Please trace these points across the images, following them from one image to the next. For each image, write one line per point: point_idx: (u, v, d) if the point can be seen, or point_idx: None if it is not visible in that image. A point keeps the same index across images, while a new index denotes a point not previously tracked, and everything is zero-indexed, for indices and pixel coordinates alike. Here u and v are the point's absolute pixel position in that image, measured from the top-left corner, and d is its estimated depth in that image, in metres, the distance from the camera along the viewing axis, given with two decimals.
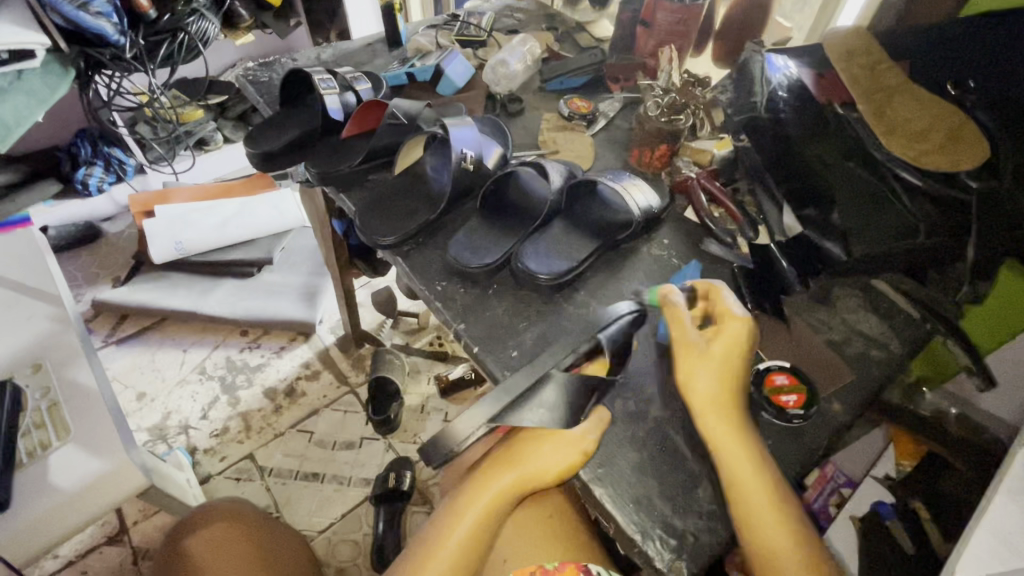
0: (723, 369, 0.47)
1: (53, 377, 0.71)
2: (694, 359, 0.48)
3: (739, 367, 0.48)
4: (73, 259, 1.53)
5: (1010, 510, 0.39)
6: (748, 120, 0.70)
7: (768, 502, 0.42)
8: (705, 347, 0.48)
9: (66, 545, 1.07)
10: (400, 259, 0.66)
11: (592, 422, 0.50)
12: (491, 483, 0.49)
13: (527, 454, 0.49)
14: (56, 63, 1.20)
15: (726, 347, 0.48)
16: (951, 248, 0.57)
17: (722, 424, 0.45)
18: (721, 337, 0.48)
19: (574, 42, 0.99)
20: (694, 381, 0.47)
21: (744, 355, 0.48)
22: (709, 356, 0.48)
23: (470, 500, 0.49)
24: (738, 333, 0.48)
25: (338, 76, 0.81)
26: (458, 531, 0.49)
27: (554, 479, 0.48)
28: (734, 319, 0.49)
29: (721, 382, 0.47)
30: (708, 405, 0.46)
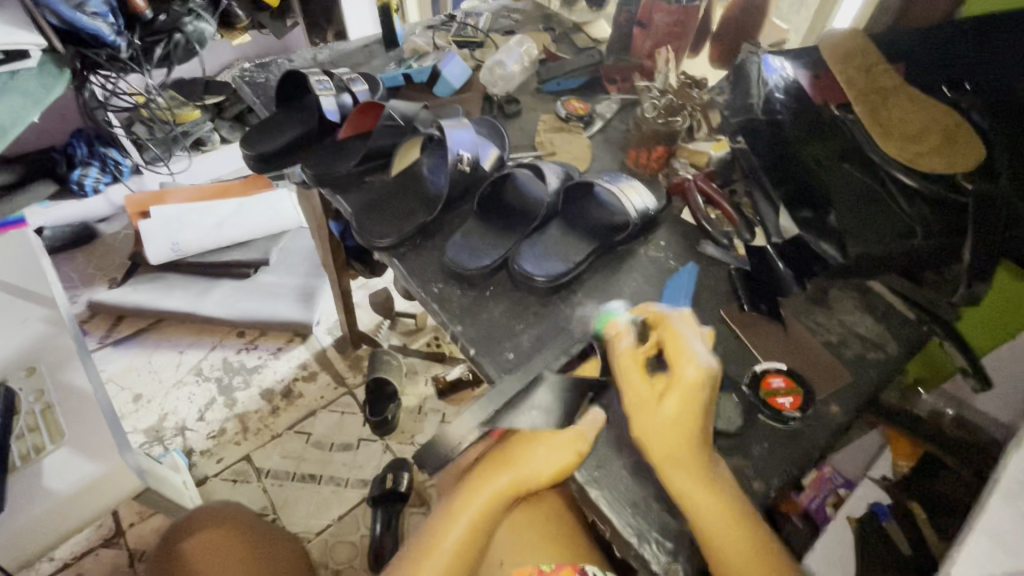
0: (679, 423, 0.43)
1: (48, 380, 0.70)
2: (646, 415, 0.44)
3: (697, 418, 0.43)
4: (69, 260, 1.53)
5: (1007, 513, 0.39)
6: (745, 122, 0.70)
7: (738, 552, 0.41)
8: (656, 400, 0.44)
9: (62, 548, 1.06)
10: (397, 261, 0.66)
11: (587, 422, 0.49)
12: (486, 485, 0.49)
13: (523, 456, 0.48)
14: (51, 63, 1.13)
15: (680, 402, 0.43)
16: (948, 248, 0.57)
17: (686, 479, 0.42)
18: (673, 387, 0.43)
19: (571, 42, 0.99)
20: (649, 438, 0.43)
21: (703, 403, 0.43)
22: (662, 410, 0.43)
23: (465, 501, 0.49)
24: (693, 379, 0.43)
25: (335, 78, 0.81)
26: (452, 533, 0.49)
27: (549, 480, 0.47)
28: (687, 364, 0.44)
29: (678, 438, 0.43)
30: (666, 460, 0.43)
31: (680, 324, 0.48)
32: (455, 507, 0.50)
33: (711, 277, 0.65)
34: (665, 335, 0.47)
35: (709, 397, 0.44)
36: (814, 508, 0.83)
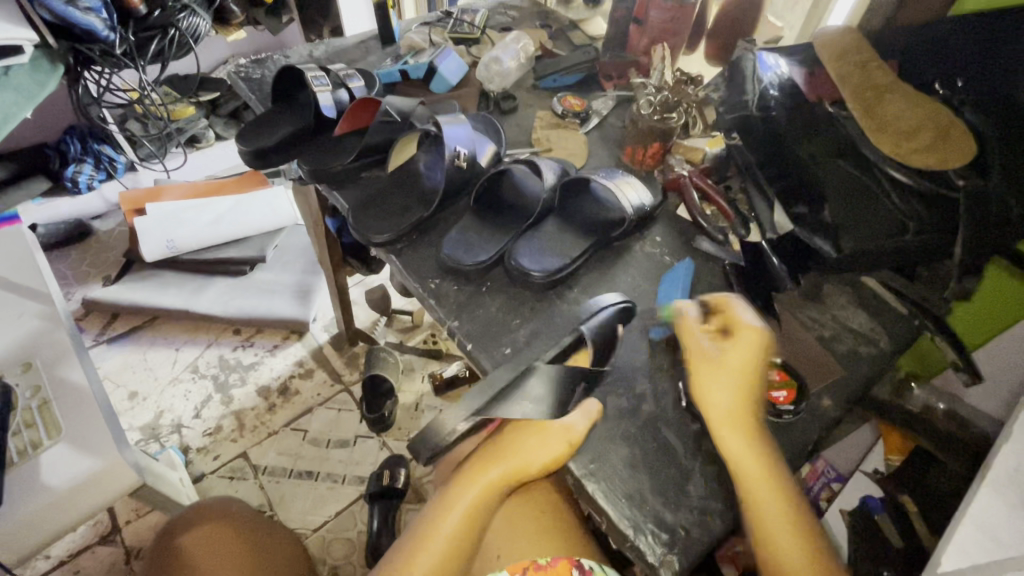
0: (738, 380, 0.48)
1: (44, 376, 0.70)
2: (709, 371, 0.49)
3: (755, 378, 0.48)
4: (63, 257, 1.52)
5: (995, 504, 0.40)
6: (739, 118, 0.71)
7: (783, 505, 0.44)
8: (719, 358, 0.49)
9: (58, 545, 1.06)
10: (394, 257, 0.66)
11: (580, 415, 0.51)
12: (482, 475, 0.51)
13: (515, 446, 0.51)
14: (45, 59, 1.13)
15: (740, 359, 0.48)
16: (940, 244, 0.57)
17: (737, 435, 0.46)
18: (734, 349, 0.49)
19: (567, 39, 0.99)
20: (709, 392, 0.48)
21: (759, 365, 0.49)
22: (724, 368, 0.48)
23: (460, 491, 0.51)
24: (750, 342, 0.49)
25: (331, 73, 0.80)
26: (447, 524, 0.50)
27: (541, 471, 0.50)
28: (746, 329, 0.50)
29: (735, 395, 0.47)
30: (723, 418, 0.47)
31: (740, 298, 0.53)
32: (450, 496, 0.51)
33: (705, 273, 0.65)
34: (725, 306, 0.52)
35: (764, 363, 0.49)
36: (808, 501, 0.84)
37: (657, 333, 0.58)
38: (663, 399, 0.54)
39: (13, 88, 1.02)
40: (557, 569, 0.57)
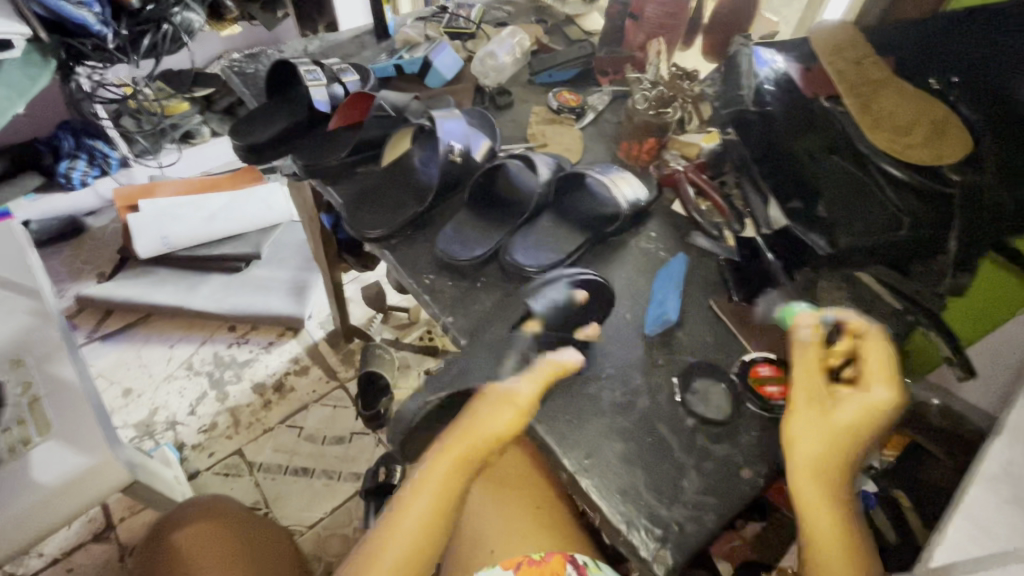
0: (846, 434, 0.43)
1: (34, 372, 0.70)
2: (812, 412, 0.44)
3: (863, 437, 0.43)
4: (56, 254, 1.51)
5: (988, 497, 0.40)
6: (735, 114, 0.70)
7: (837, 556, 0.41)
8: (832, 404, 0.44)
9: (51, 543, 1.05)
10: (388, 252, 0.65)
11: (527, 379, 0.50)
12: (443, 456, 0.49)
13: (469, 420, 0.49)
14: (37, 54, 1.15)
15: (857, 413, 0.43)
16: (934, 240, 0.57)
17: (820, 483, 0.42)
18: (855, 401, 0.44)
19: (563, 35, 0.99)
20: (802, 431, 0.44)
21: (875, 426, 0.44)
22: (834, 417, 0.43)
23: (424, 474, 0.49)
24: (878, 401, 0.43)
25: (325, 68, 0.80)
26: (414, 508, 0.48)
27: (494, 440, 0.49)
28: (878, 385, 0.44)
29: (835, 447, 0.43)
30: (816, 462, 0.42)
31: (879, 344, 0.47)
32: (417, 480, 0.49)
33: (700, 267, 0.65)
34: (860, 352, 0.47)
35: (882, 426, 0.44)
36: None
37: (653, 328, 0.58)
38: (658, 394, 0.54)
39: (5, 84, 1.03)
40: (551, 565, 0.57)
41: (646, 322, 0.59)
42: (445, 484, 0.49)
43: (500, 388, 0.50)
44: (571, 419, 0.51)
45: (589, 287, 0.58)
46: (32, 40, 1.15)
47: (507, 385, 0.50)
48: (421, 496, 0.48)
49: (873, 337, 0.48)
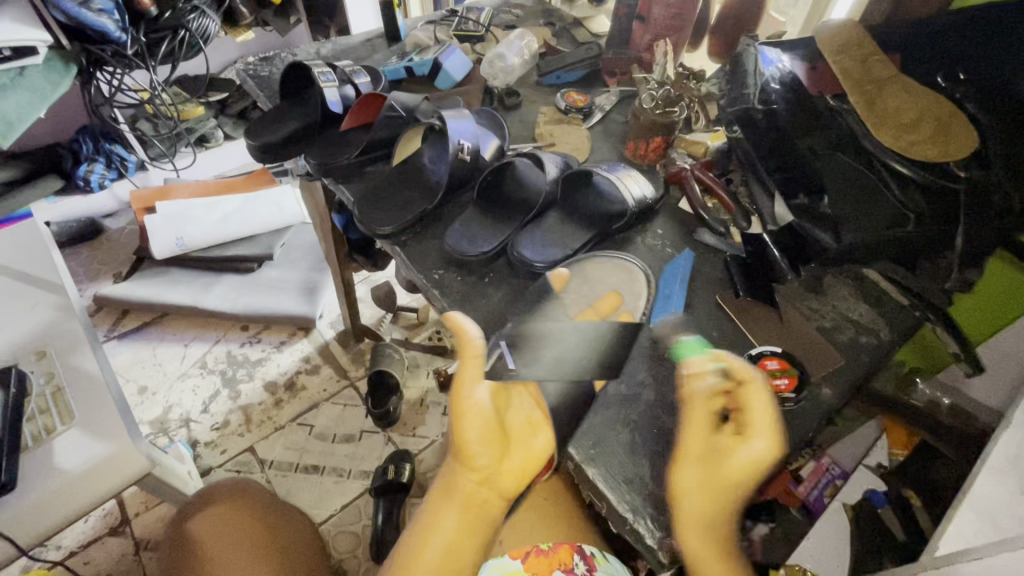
0: (729, 491, 0.46)
1: (57, 365, 0.73)
2: (699, 472, 0.47)
3: (748, 485, 0.46)
4: (75, 256, 1.54)
5: (992, 490, 0.40)
6: (741, 113, 0.71)
7: None
8: (719, 459, 0.47)
9: (69, 536, 1.08)
10: (398, 249, 0.67)
11: (472, 373, 0.54)
12: (453, 494, 0.51)
13: (462, 437, 0.51)
14: (58, 60, 1.22)
15: (740, 467, 0.46)
16: (942, 237, 0.56)
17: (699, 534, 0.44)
18: (741, 460, 0.46)
19: (571, 37, 1.00)
20: (687, 490, 0.46)
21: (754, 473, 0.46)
22: (717, 473, 0.46)
23: (445, 506, 0.51)
24: (761, 452, 0.46)
25: (338, 69, 0.82)
26: (437, 539, 0.50)
27: (478, 448, 0.51)
28: (758, 435, 0.47)
29: (712, 501, 0.45)
30: (694, 519, 0.45)
31: (760, 392, 0.49)
32: (435, 513, 0.51)
33: (705, 263, 0.66)
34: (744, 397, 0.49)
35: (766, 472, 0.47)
36: (813, 500, 0.82)
37: (657, 320, 0.59)
38: (663, 386, 0.54)
39: (27, 88, 1.15)
40: (558, 555, 0.58)
41: (652, 318, 0.59)
42: (472, 510, 0.51)
43: (469, 398, 0.53)
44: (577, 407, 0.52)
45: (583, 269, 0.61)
46: (53, 47, 1.22)
47: (475, 393, 0.53)
48: (444, 524, 0.50)
49: (755, 386, 0.49)
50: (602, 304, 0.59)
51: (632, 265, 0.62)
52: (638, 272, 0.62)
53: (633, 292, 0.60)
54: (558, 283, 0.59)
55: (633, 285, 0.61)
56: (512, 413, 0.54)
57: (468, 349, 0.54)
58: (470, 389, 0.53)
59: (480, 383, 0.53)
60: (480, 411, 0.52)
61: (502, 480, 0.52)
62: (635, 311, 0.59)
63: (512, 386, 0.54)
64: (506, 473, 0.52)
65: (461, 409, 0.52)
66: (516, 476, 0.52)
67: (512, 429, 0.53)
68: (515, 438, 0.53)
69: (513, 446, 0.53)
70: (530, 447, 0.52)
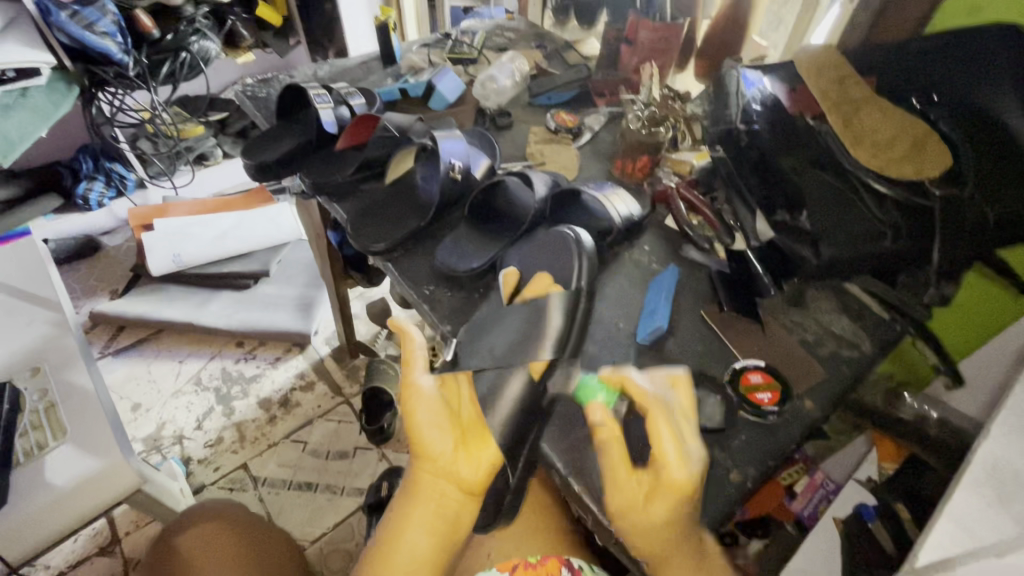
0: (663, 532, 0.44)
1: (51, 380, 0.75)
2: (633, 521, 0.44)
3: (686, 514, 0.45)
4: (72, 273, 1.55)
5: (971, 501, 0.36)
6: (723, 132, 0.74)
7: None
8: (644, 505, 0.44)
9: (57, 556, 1.07)
10: (390, 265, 0.68)
11: (412, 373, 0.53)
12: (415, 496, 0.50)
13: (413, 431, 0.50)
14: (62, 81, 1.26)
15: (668, 505, 0.44)
16: (919, 250, 0.59)
17: (671, 571, 0.44)
18: (660, 507, 0.43)
19: (562, 59, 1.03)
20: (630, 536, 0.45)
21: (683, 507, 0.44)
22: (645, 519, 0.44)
23: (410, 509, 0.49)
24: (680, 487, 0.44)
25: (333, 91, 0.84)
26: (404, 546, 0.49)
27: (429, 440, 0.50)
28: (674, 468, 0.44)
29: (655, 541, 0.44)
30: (654, 556, 0.44)
31: (664, 414, 0.46)
32: (400, 519, 0.50)
33: (691, 278, 0.67)
34: (649, 422, 0.46)
35: (693, 497, 0.45)
36: (806, 514, 0.84)
37: (645, 337, 0.59)
38: None
39: (31, 108, 1.18)
40: (547, 567, 0.60)
41: (639, 332, 0.60)
42: (438, 511, 0.49)
43: (415, 392, 0.51)
44: (546, 411, 0.52)
45: (539, 260, 0.63)
46: (58, 68, 1.26)
47: (418, 388, 0.51)
48: (412, 530, 0.49)
49: (657, 409, 0.46)
50: (534, 286, 0.59)
51: (565, 233, 0.63)
52: (570, 241, 0.62)
53: (566, 265, 0.60)
54: (510, 282, 0.62)
55: (563, 255, 0.61)
56: (463, 404, 0.53)
57: (410, 349, 0.54)
58: (413, 381, 0.52)
59: (425, 375, 0.52)
60: (426, 404, 0.51)
61: (463, 474, 0.49)
62: (568, 280, 0.59)
63: (458, 374, 0.54)
64: (466, 465, 0.50)
65: (408, 403, 0.51)
66: (479, 469, 0.50)
67: (464, 418, 0.52)
68: (468, 430, 0.51)
69: (469, 437, 0.51)
70: (482, 439, 0.51)
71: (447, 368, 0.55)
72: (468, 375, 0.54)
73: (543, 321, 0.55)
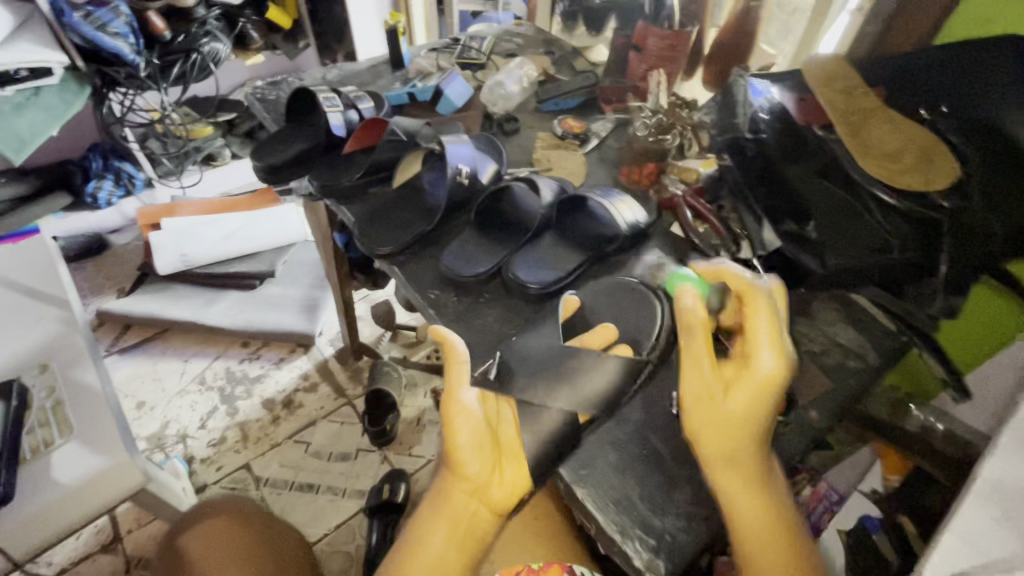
0: (736, 420, 0.42)
1: (58, 378, 0.76)
2: (706, 407, 0.43)
3: (766, 409, 0.43)
4: (80, 271, 1.56)
5: (981, 513, 0.35)
6: (731, 140, 0.72)
7: (766, 541, 0.42)
8: (723, 392, 0.43)
9: (60, 553, 1.07)
10: (396, 268, 0.69)
11: (458, 381, 0.49)
12: (443, 514, 0.47)
13: (451, 449, 0.47)
14: (73, 81, 1.27)
15: (750, 393, 0.42)
16: (924, 262, 0.59)
17: (733, 471, 0.42)
18: (744, 389, 0.42)
19: (569, 65, 1.04)
20: (700, 423, 0.43)
21: (768, 398, 0.43)
22: (720, 409, 0.43)
23: (434, 526, 0.47)
24: (767, 374, 0.42)
25: (342, 95, 0.85)
26: (425, 561, 0.46)
27: (468, 458, 0.47)
28: (766, 356, 0.43)
29: (728, 431, 0.43)
30: (719, 450, 0.43)
31: (766, 305, 0.45)
32: (421, 537, 0.47)
33: None
34: (748, 306, 0.45)
35: (778, 392, 0.43)
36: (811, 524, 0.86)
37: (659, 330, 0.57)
38: (652, 407, 0.54)
39: (43, 108, 1.20)
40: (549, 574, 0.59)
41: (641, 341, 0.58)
42: (464, 530, 0.47)
43: (458, 407, 0.48)
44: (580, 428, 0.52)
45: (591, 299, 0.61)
46: (70, 68, 1.27)
47: (462, 403, 0.48)
48: (434, 550, 0.46)
49: (761, 294, 0.45)
50: (600, 336, 0.56)
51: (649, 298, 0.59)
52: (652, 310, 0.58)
53: (639, 327, 0.57)
54: (569, 308, 0.60)
55: (640, 317, 0.58)
56: (499, 426, 0.51)
57: (453, 359, 0.50)
58: (457, 398, 0.48)
59: (468, 391, 0.49)
60: (469, 420, 0.48)
61: (495, 496, 0.48)
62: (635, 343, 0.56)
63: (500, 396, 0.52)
64: (499, 487, 0.48)
65: (449, 420, 0.48)
66: (511, 492, 0.48)
67: (502, 442, 0.49)
68: (506, 453, 0.49)
69: (505, 461, 0.49)
70: (519, 466, 0.49)
71: (485, 386, 0.52)
72: (512, 402, 0.52)
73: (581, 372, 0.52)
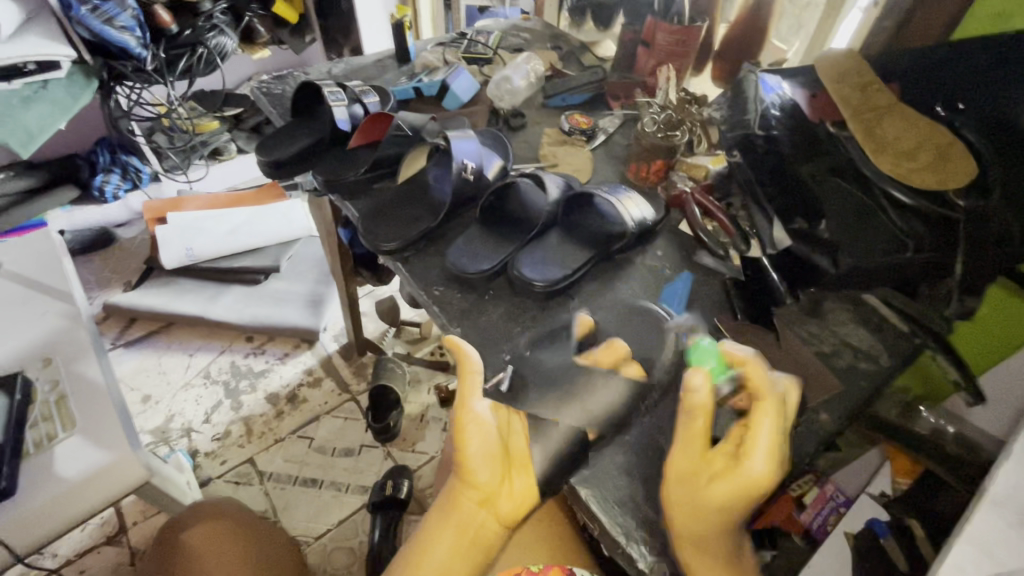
0: (710, 512, 0.42)
1: (63, 372, 0.76)
2: (686, 490, 0.44)
3: (743, 510, 0.42)
4: (86, 264, 1.57)
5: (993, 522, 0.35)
6: (741, 137, 0.71)
7: None
8: (705, 480, 0.43)
9: (66, 545, 1.08)
10: (400, 264, 0.68)
11: (472, 392, 0.50)
12: (450, 520, 0.48)
13: (461, 457, 0.48)
14: (81, 75, 1.27)
15: (731, 491, 0.41)
16: (942, 262, 0.57)
17: (698, 555, 0.43)
18: (724, 486, 0.42)
19: (577, 61, 1.02)
20: (676, 502, 0.44)
21: (750, 500, 0.42)
22: (699, 496, 0.43)
23: (441, 532, 0.48)
24: (752, 478, 0.41)
25: (347, 89, 0.84)
26: (429, 566, 0.47)
27: (477, 467, 0.47)
28: (759, 461, 0.41)
29: (702, 519, 0.43)
30: (689, 534, 0.43)
31: (774, 407, 0.43)
32: (426, 543, 0.48)
33: (705, 285, 0.66)
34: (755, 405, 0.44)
35: (761, 497, 0.42)
36: (817, 527, 0.81)
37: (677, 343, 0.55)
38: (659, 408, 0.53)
39: (50, 101, 1.21)
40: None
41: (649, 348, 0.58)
42: (470, 538, 0.47)
43: (471, 417, 0.48)
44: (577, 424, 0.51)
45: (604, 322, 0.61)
46: (77, 62, 1.27)
47: (475, 413, 0.49)
48: (439, 557, 0.47)
49: (771, 401, 0.44)
50: (609, 355, 0.53)
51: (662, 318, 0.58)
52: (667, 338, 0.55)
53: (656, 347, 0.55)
54: (583, 329, 0.57)
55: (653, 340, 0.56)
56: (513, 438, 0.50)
57: (468, 369, 0.50)
58: (470, 407, 0.48)
59: (482, 401, 0.50)
60: (481, 430, 0.48)
61: (503, 507, 0.48)
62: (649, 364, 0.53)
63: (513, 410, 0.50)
64: (507, 498, 0.48)
65: (461, 428, 0.48)
66: (519, 503, 0.48)
67: (514, 454, 0.49)
68: (517, 465, 0.48)
69: (516, 474, 0.48)
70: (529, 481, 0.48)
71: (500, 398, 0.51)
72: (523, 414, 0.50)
73: (586, 388, 0.52)
